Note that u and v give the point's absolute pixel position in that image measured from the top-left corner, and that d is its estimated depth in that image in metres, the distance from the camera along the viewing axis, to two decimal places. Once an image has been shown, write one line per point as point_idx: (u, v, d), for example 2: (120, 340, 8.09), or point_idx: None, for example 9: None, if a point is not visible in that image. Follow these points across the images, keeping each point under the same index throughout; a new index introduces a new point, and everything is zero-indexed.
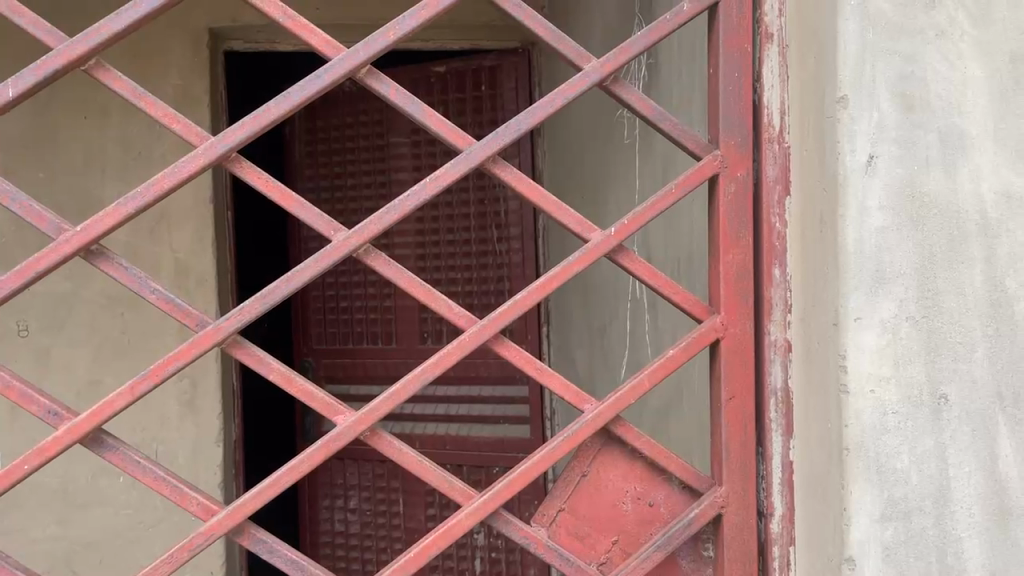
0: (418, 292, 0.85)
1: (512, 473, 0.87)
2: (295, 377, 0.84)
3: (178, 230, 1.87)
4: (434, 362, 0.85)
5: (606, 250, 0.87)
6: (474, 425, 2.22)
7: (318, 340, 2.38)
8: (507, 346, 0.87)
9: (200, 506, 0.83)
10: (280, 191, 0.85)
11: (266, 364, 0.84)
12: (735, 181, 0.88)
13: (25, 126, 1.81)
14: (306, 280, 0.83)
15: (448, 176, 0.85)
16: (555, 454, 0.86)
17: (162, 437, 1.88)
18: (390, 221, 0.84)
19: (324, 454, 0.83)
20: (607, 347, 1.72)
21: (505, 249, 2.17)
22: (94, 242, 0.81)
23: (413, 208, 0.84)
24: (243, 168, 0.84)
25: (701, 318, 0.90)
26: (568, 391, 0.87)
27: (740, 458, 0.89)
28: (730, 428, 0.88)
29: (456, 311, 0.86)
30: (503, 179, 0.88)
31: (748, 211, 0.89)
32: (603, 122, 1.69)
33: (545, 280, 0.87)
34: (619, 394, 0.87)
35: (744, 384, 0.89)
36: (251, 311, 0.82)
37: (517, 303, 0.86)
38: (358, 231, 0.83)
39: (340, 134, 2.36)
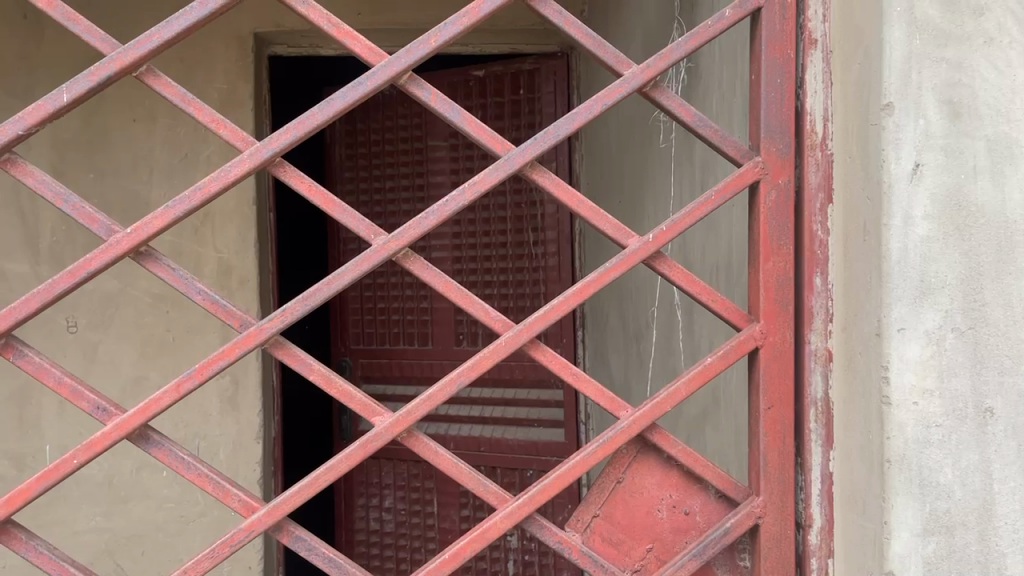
0: (456, 296, 0.86)
1: (546, 477, 0.87)
2: (333, 377, 0.85)
3: (221, 231, 1.91)
4: (471, 365, 0.85)
5: (644, 257, 0.87)
6: (508, 427, 2.23)
7: (355, 340, 2.40)
8: (543, 351, 0.87)
9: (240, 502, 0.85)
10: (322, 195, 0.86)
11: (306, 365, 0.85)
12: (775, 189, 0.88)
13: (76, 128, 1.86)
14: (346, 283, 0.84)
15: (486, 182, 0.85)
16: (587, 460, 0.86)
17: (203, 433, 1.91)
18: (429, 225, 0.85)
19: (362, 453, 0.84)
20: (642, 353, 1.72)
21: (541, 253, 2.17)
22: (143, 244, 0.83)
23: (452, 213, 0.85)
24: (286, 173, 0.86)
25: (739, 327, 0.89)
26: (602, 396, 0.87)
27: (778, 467, 0.88)
28: (769, 437, 0.88)
29: (492, 316, 0.86)
30: (542, 185, 0.88)
31: (789, 219, 0.88)
32: (640, 126, 1.69)
33: (582, 286, 0.87)
34: (655, 400, 0.87)
35: (783, 394, 0.88)
36: (292, 313, 0.83)
37: (553, 308, 0.86)
38: (397, 235, 0.84)
39: (379, 137, 2.38)
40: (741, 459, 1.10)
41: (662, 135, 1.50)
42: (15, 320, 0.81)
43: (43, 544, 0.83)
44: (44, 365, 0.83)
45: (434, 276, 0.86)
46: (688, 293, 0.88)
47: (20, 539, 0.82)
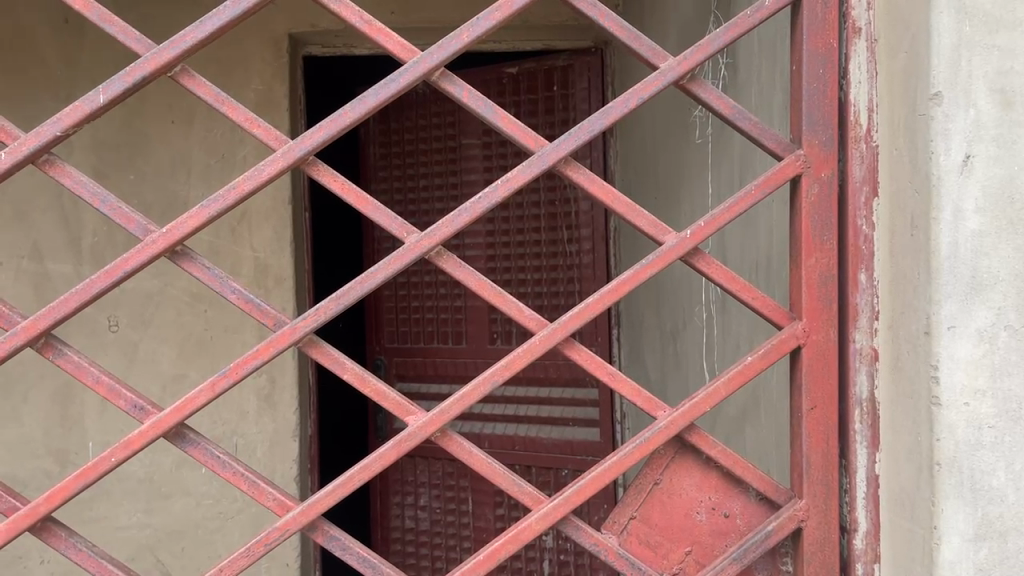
0: (489, 294, 0.85)
1: (583, 478, 0.86)
2: (367, 376, 0.85)
3: (258, 231, 1.92)
4: (505, 365, 0.84)
5: (682, 253, 0.85)
6: (543, 426, 2.22)
7: (390, 338, 2.40)
8: (578, 350, 0.86)
9: (276, 501, 0.84)
10: (355, 193, 0.86)
11: (340, 364, 0.85)
12: (819, 183, 0.85)
13: (117, 130, 1.89)
14: (380, 282, 0.84)
15: (520, 179, 0.84)
16: (624, 462, 0.84)
17: (241, 431, 1.93)
18: (462, 222, 0.84)
19: (397, 453, 0.84)
20: (679, 352, 1.69)
21: (576, 251, 2.15)
22: (179, 243, 0.83)
23: (486, 210, 0.84)
24: (319, 171, 0.85)
25: (780, 325, 0.87)
26: (639, 397, 0.85)
27: (823, 470, 0.85)
28: (811, 438, 0.85)
29: (526, 315, 0.85)
30: (577, 182, 0.86)
31: (834, 214, 0.85)
32: (676, 121, 1.66)
33: (617, 283, 0.85)
34: (694, 401, 0.85)
35: (827, 394, 0.85)
36: (326, 312, 0.83)
37: (588, 306, 0.84)
38: (430, 233, 0.83)
39: (413, 136, 2.38)
40: (782, 460, 1.07)
41: (700, 131, 1.47)
42: (54, 319, 0.82)
43: (83, 542, 0.84)
44: (83, 364, 0.84)
45: (468, 275, 0.85)
46: (727, 290, 0.86)
47: (60, 537, 0.83)
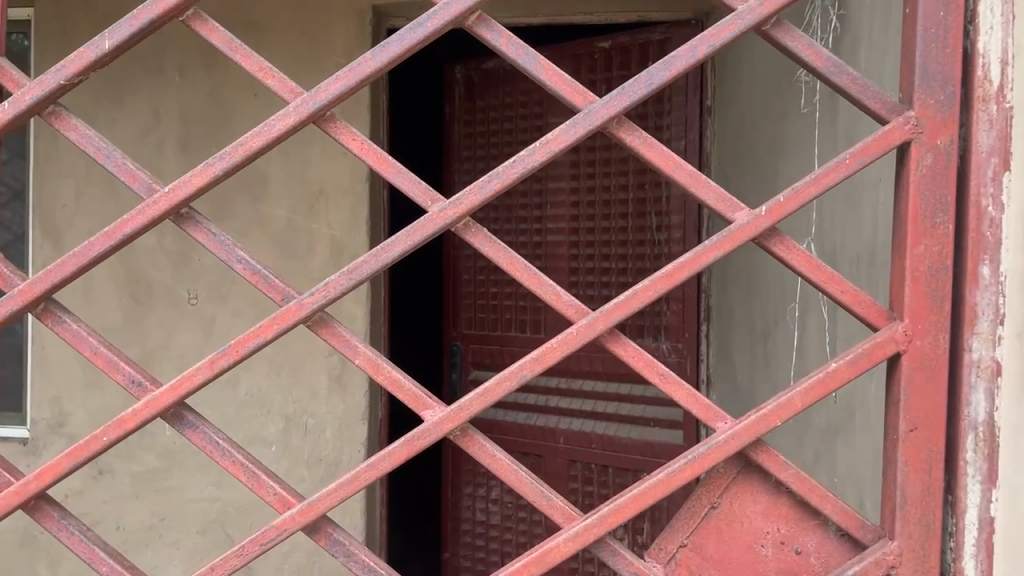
0: (522, 275, 0.74)
1: (623, 496, 0.72)
2: (380, 362, 0.76)
3: (334, 208, 1.76)
4: (532, 360, 0.72)
5: (753, 235, 0.71)
6: (622, 425, 2.08)
7: (467, 324, 2.23)
8: (622, 344, 0.73)
9: (276, 496, 0.76)
10: (376, 153, 0.76)
11: (351, 346, 0.76)
12: (937, 151, 0.68)
13: (203, 103, 1.86)
14: (396, 256, 0.74)
15: (561, 141, 0.72)
16: (672, 480, 0.71)
17: (311, 410, 1.84)
18: (492, 190, 0.73)
19: (406, 453, 0.74)
20: (770, 353, 1.52)
21: (665, 239, 1.95)
22: (183, 205, 0.76)
23: (520, 177, 0.73)
24: (337, 129, 0.76)
25: (876, 326, 0.71)
26: (696, 403, 0.73)
27: (924, 506, 0.69)
28: (909, 466, 0.68)
29: (564, 301, 0.74)
30: (627, 145, 0.74)
31: (955, 190, 0.68)
32: (782, 95, 1.47)
33: (674, 268, 0.72)
34: (761, 413, 0.71)
35: (931, 414, 0.68)
36: (336, 287, 0.74)
37: (636, 294, 0.72)
38: (456, 202, 0.73)
39: (498, 114, 2.23)
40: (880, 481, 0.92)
41: (807, 100, 1.27)
42: (51, 283, 0.76)
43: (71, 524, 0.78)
44: (82, 333, 0.78)
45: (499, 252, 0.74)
46: (812, 282, 0.71)
47: (52, 517, 0.78)
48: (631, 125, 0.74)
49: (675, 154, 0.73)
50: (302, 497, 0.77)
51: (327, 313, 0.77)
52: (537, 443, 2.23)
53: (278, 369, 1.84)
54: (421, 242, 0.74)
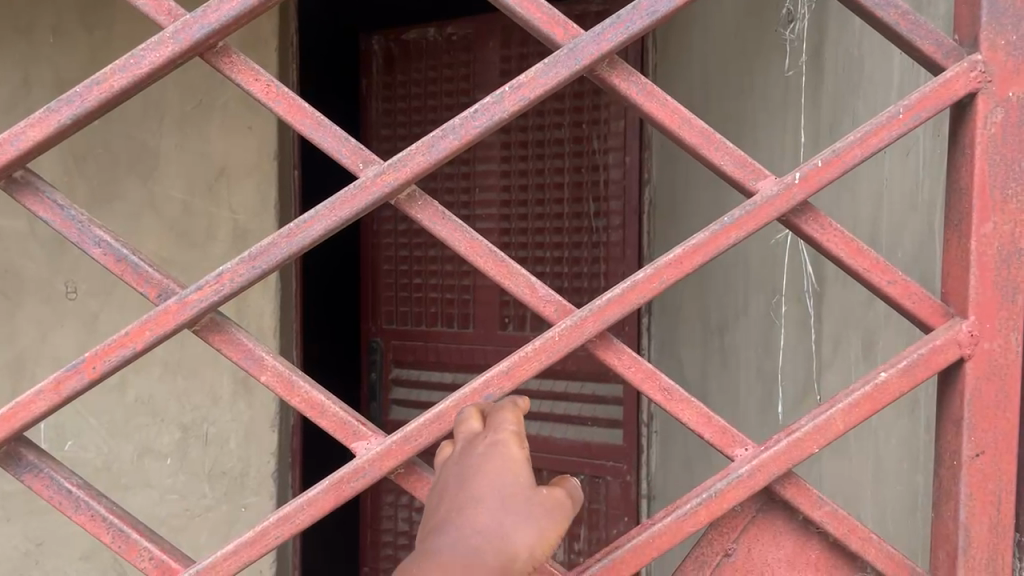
0: (487, 261, 0.58)
1: (621, 550, 0.58)
2: (295, 380, 0.60)
3: (237, 188, 1.49)
4: (499, 376, 0.58)
5: (785, 210, 0.57)
6: (557, 426, 1.83)
7: (386, 319, 2.02)
8: (619, 353, 0.59)
9: (151, 562, 0.61)
10: (288, 100, 0.59)
11: (255, 359, 0.60)
12: (1010, 103, 0.56)
13: (85, 64, 1.40)
14: (317, 236, 0.57)
15: (537, 86, 0.57)
16: (684, 526, 0.58)
17: (212, 418, 1.56)
18: (445, 150, 0.57)
19: (333, 498, 0.59)
20: (728, 351, 1.38)
21: (603, 227, 1.71)
22: (18, 165, 0.57)
23: (482, 134, 0.57)
24: (234, 68, 0.59)
25: (932, 327, 0.59)
26: (710, 428, 0.58)
27: (989, 546, 0.58)
28: (978, 503, 0.57)
29: (541, 296, 0.59)
30: (622, 94, 0.58)
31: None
32: (733, 71, 1.28)
33: (685, 252, 0.57)
34: (793, 438, 0.58)
35: (1000, 433, 0.57)
36: (233, 279, 0.57)
37: (635, 288, 0.57)
38: (397, 165, 0.57)
39: (421, 89, 1.94)
40: (898, 500, 0.79)
41: (791, 60, 1.06)
42: None
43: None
44: None
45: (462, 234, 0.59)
46: (850, 268, 0.57)
47: None
48: (628, 69, 0.58)
49: (682, 107, 0.58)
50: (187, 562, 0.62)
51: (220, 314, 0.60)
52: None
53: (173, 372, 1.54)
54: (352, 215, 0.57)
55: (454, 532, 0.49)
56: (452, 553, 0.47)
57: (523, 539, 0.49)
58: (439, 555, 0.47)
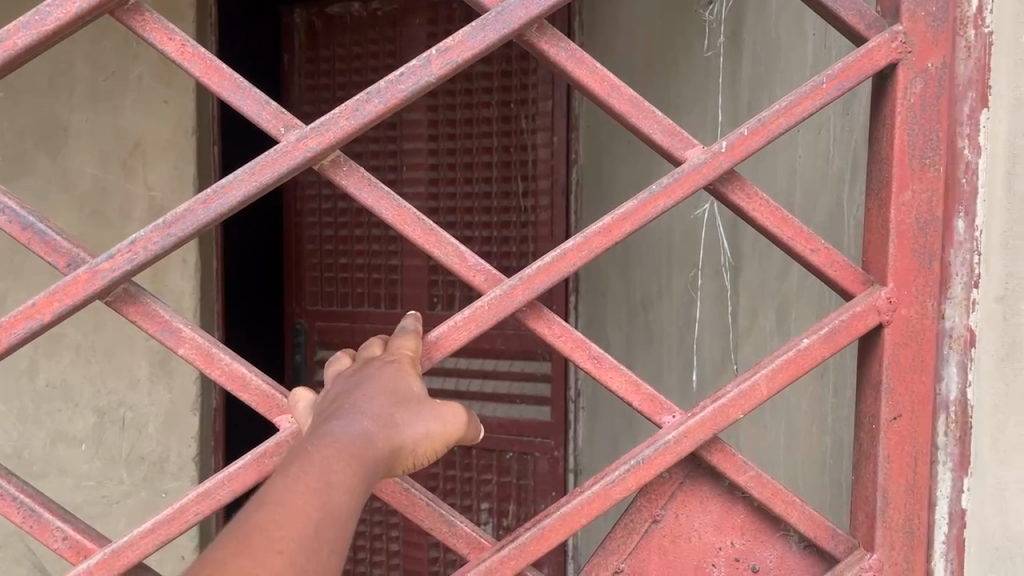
0: (415, 231, 0.57)
1: (548, 517, 0.59)
2: (215, 352, 0.58)
3: (154, 166, 1.41)
4: (425, 347, 0.58)
5: (712, 178, 0.57)
6: (486, 404, 1.81)
7: (311, 300, 1.97)
8: (549, 323, 0.59)
9: (65, 542, 0.59)
10: (202, 60, 0.56)
11: (173, 332, 0.58)
12: (929, 74, 0.58)
13: None
14: (235, 205, 0.55)
15: (465, 49, 0.56)
16: (611, 492, 0.58)
17: (129, 402, 1.49)
18: (370, 114, 0.55)
19: (256, 474, 0.57)
20: (652, 326, 1.40)
21: (531, 207, 1.70)
22: None
23: (407, 97, 0.56)
24: (147, 25, 0.57)
25: (850, 293, 0.61)
26: (638, 394, 0.59)
27: (906, 507, 0.60)
28: (894, 464, 0.60)
29: (470, 264, 0.57)
30: (551, 59, 0.57)
31: (948, 124, 0.59)
32: (659, 47, 1.27)
33: (612, 221, 0.57)
34: (719, 405, 0.59)
35: (916, 396, 0.60)
36: (145, 247, 0.55)
37: (563, 258, 0.57)
38: (321, 129, 0.55)
39: (345, 65, 1.88)
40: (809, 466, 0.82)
41: (710, 40, 1.08)
42: None
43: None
44: None
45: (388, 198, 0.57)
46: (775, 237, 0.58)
47: None
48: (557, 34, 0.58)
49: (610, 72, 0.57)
50: (104, 541, 0.60)
51: (134, 285, 0.58)
52: None
53: (87, 354, 1.47)
54: (272, 180, 0.55)
55: (349, 412, 0.51)
56: (346, 430, 0.49)
57: (415, 430, 0.53)
58: (331, 435, 0.49)
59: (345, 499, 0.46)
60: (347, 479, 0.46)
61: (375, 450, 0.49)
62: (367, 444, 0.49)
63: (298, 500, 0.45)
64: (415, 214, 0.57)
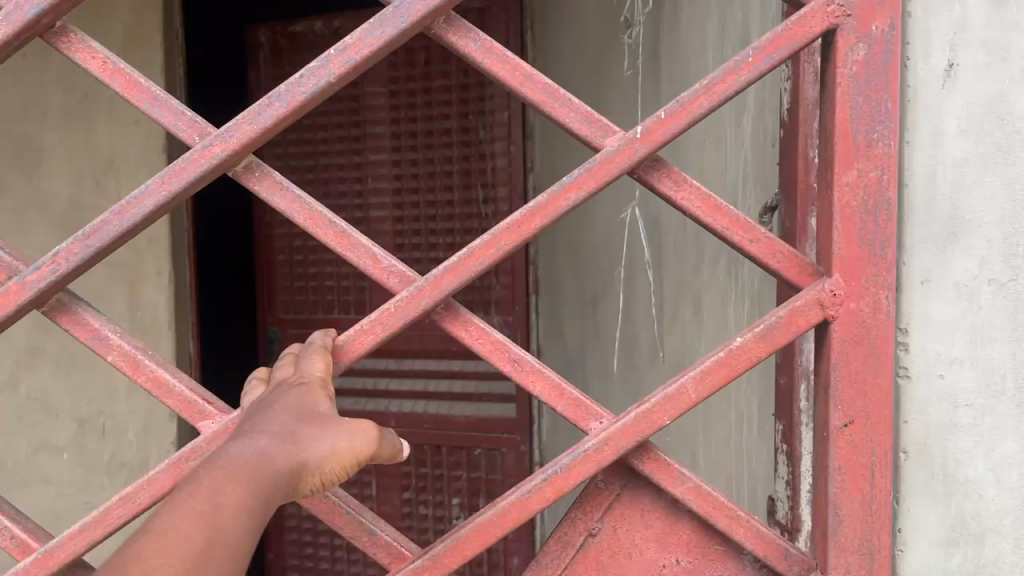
0: (325, 232, 0.62)
1: (469, 525, 0.61)
2: (141, 359, 0.65)
3: (127, 183, 1.50)
4: (337, 355, 0.61)
5: (628, 164, 0.58)
6: (454, 404, 1.92)
7: (284, 308, 2.08)
8: (467, 325, 0.62)
9: (13, 541, 0.66)
10: (126, 78, 0.63)
11: (102, 339, 0.65)
12: (808, 71, 0.67)
13: None
14: (148, 212, 0.61)
15: (363, 47, 0.60)
16: (526, 503, 0.60)
17: (108, 411, 1.58)
18: (272, 118, 0.60)
19: (173, 478, 0.62)
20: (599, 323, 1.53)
21: (492, 213, 1.80)
22: None
23: (307, 99, 0.61)
24: (72, 46, 0.64)
25: (799, 284, 0.60)
26: (562, 400, 0.61)
27: (862, 525, 0.59)
28: (848, 478, 0.58)
29: (382, 266, 0.62)
30: (461, 51, 0.61)
31: (896, 95, 0.57)
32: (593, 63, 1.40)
33: (520, 216, 0.60)
34: (643, 410, 0.59)
35: (873, 401, 0.58)
36: (68, 258, 0.62)
37: (473, 255, 0.60)
38: (225, 135, 0.61)
39: None
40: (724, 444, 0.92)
41: (630, 61, 1.20)
42: None
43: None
44: None
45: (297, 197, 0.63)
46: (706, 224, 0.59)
47: None
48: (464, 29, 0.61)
49: (520, 63, 0.60)
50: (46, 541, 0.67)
51: (70, 295, 0.65)
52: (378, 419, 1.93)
53: (67, 368, 1.56)
54: (180, 188, 0.61)
55: (248, 436, 0.53)
56: (242, 452, 0.51)
57: (316, 449, 0.54)
58: (227, 457, 0.51)
59: (232, 524, 0.48)
60: (234, 503, 0.48)
61: (270, 473, 0.51)
62: (260, 465, 0.51)
63: (184, 524, 0.46)
64: (327, 217, 0.62)
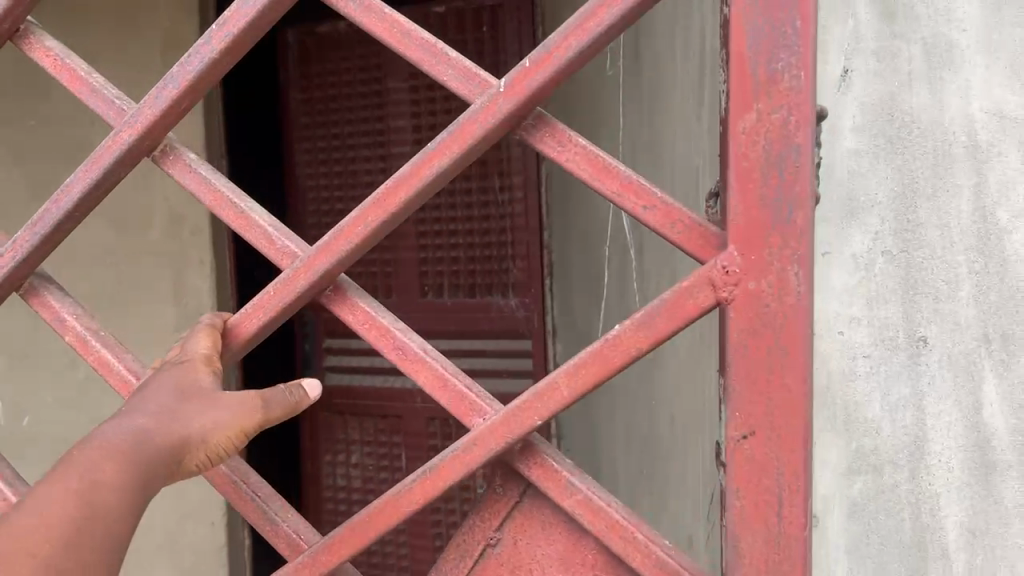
0: (229, 215, 0.64)
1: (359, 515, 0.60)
2: (88, 339, 0.69)
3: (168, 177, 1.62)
4: (227, 336, 0.64)
5: (491, 127, 0.55)
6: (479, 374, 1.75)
7: None
8: (351, 308, 0.61)
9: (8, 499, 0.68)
10: (71, 72, 0.70)
11: (60, 320, 0.70)
12: None
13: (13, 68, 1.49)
14: (77, 197, 0.67)
15: (239, 21, 0.61)
16: (399, 498, 0.58)
17: None
18: (166, 101, 0.64)
19: None
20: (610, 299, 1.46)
21: (507, 201, 1.69)
22: None
23: (194, 77, 0.63)
24: (32, 47, 0.71)
25: (703, 260, 0.52)
26: (445, 394, 0.58)
27: (768, 564, 0.51)
28: (746, 504, 0.51)
29: (276, 246, 0.62)
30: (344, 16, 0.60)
31: (808, 15, 0.48)
32: None
33: (389, 186, 0.57)
34: (513, 408, 0.55)
35: (776, 403, 0.50)
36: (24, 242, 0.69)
37: (340, 232, 0.59)
38: (130, 121, 0.64)
39: None
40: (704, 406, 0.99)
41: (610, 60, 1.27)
42: None
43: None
44: None
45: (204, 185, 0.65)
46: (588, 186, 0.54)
47: None
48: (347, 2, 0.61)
49: (403, 22, 0.58)
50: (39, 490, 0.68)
51: (42, 277, 0.72)
52: (395, 406, 1.83)
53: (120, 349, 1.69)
54: (98, 175, 0.66)
55: (129, 419, 0.59)
56: (115, 433, 0.58)
57: (195, 429, 0.60)
58: (103, 439, 0.57)
59: (108, 498, 0.54)
60: (109, 478, 0.55)
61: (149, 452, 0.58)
62: (134, 445, 0.57)
63: (54, 504, 0.52)
64: (228, 197, 0.64)
